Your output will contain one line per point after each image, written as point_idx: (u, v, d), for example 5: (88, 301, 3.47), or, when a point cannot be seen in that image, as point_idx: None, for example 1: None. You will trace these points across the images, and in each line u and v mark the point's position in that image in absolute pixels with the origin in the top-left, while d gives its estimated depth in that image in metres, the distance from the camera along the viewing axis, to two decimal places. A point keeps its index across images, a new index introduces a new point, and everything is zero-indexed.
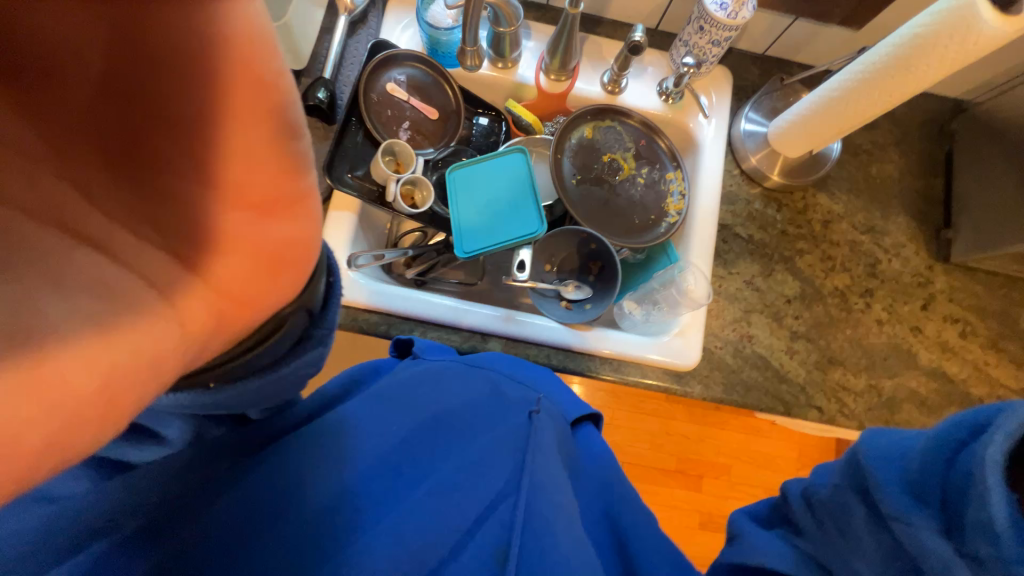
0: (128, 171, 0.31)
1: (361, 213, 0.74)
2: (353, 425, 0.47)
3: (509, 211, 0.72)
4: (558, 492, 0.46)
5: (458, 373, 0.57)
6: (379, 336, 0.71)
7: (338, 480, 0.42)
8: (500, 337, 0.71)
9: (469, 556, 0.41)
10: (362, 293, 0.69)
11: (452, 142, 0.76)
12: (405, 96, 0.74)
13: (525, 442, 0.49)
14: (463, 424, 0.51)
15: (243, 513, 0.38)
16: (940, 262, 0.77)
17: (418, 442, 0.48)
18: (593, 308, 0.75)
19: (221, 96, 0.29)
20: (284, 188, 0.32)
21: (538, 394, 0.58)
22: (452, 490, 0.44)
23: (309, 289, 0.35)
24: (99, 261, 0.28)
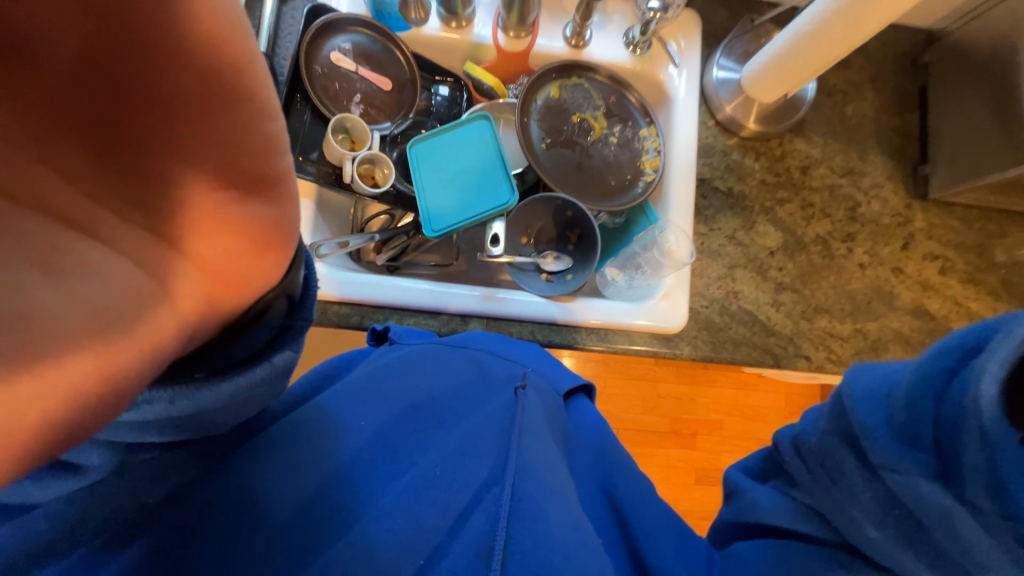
0: (101, 149, 0.28)
1: (320, 199, 0.69)
2: (329, 417, 0.43)
3: (477, 183, 0.68)
4: (548, 473, 0.44)
5: (436, 357, 0.52)
6: (354, 328, 0.67)
7: (307, 483, 0.39)
8: (481, 317, 0.68)
9: (455, 556, 0.38)
10: (330, 285, 0.65)
11: (412, 114, 0.71)
12: (352, 66, 0.68)
13: (511, 425, 0.47)
14: (443, 411, 0.48)
15: (208, 518, 0.35)
16: (917, 200, 0.76)
17: (395, 434, 0.44)
18: (575, 278, 0.73)
19: (208, 71, 0.27)
20: (266, 168, 0.30)
21: (523, 367, 0.55)
22: (434, 484, 0.41)
23: (289, 276, 0.32)
24: (87, 245, 0.26)
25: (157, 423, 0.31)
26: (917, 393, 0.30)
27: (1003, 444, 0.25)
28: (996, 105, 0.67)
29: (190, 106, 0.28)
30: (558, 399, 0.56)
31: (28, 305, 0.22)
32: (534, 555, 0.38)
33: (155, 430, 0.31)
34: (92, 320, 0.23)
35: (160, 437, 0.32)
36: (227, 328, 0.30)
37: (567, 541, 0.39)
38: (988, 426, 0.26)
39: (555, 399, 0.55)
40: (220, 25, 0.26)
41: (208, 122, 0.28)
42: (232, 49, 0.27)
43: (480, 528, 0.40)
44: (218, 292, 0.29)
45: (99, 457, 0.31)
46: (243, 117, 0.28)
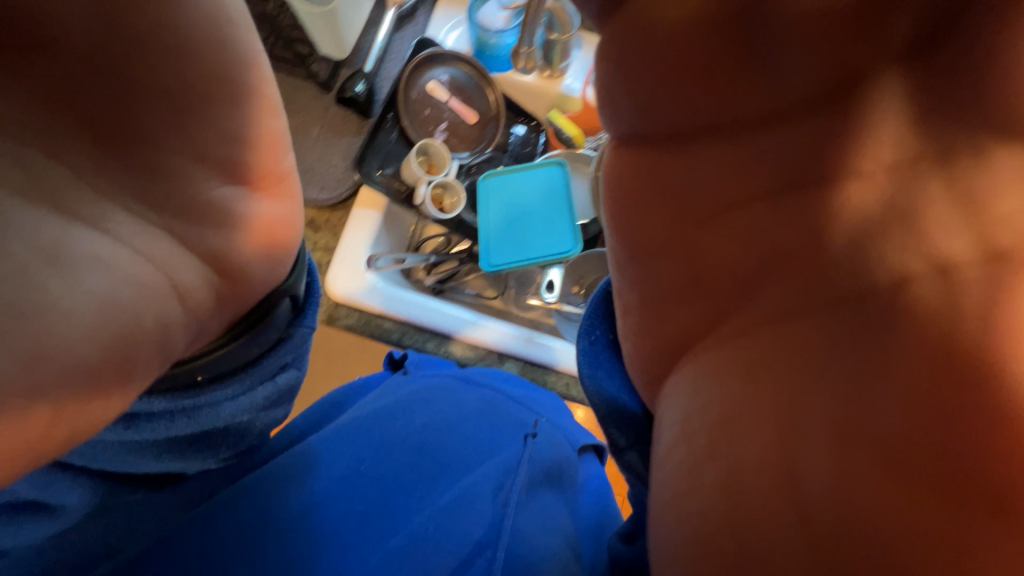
0: (116, 148, 0.28)
1: (388, 213, 0.71)
2: (319, 463, 0.45)
3: (541, 225, 0.68)
4: (543, 541, 0.42)
5: (446, 391, 0.53)
6: (391, 343, 0.69)
7: (303, 529, 0.41)
8: (518, 358, 0.68)
9: None
10: (377, 298, 0.66)
11: (488, 149, 0.73)
12: (445, 97, 0.72)
13: (510, 478, 0.45)
14: (449, 456, 0.47)
15: (200, 554, 0.40)
16: None
17: (387, 470, 0.45)
18: None
19: (218, 69, 0.29)
20: (273, 164, 0.33)
21: (537, 416, 0.53)
22: (423, 550, 0.40)
23: (293, 276, 0.36)
24: (98, 237, 0.25)
25: (155, 444, 0.37)
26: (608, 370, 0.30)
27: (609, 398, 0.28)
28: None
29: (206, 100, 0.29)
30: (569, 457, 0.52)
31: (34, 297, 0.22)
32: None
33: (152, 450, 0.37)
34: (102, 317, 0.24)
35: (155, 461, 0.38)
36: (233, 327, 0.34)
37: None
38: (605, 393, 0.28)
39: (569, 449, 0.53)
40: (233, 28, 0.29)
41: (220, 118, 0.30)
42: (238, 48, 0.29)
43: None
44: (225, 287, 0.31)
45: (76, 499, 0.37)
46: (251, 112, 0.31)
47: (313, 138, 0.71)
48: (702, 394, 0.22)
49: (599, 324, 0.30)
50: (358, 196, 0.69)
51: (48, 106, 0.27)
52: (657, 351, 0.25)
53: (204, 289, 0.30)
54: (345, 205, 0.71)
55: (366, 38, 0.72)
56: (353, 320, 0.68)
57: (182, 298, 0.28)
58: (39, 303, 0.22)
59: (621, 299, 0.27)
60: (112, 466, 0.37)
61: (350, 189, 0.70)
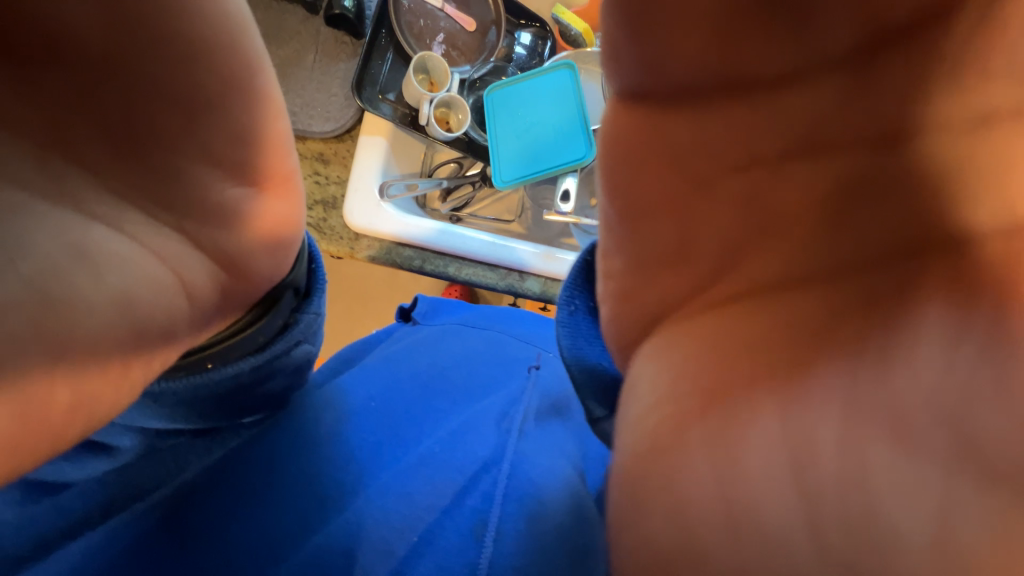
0: (130, 147, 0.32)
1: (397, 141, 0.69)
2: (338, 399, 0.51)
3: (553, 137, 0.65)
4: (545, 459, 0.47)
5: (454, 331, 0.60)
6: (414, 270, 0.70)
7: (322, 466, 0.46)
8: (538, 275, 0.69)
9: (450, 530, 0.41)
10: (390, 225, 0.66)
11: (492, 59, 0.69)
12: (439, 3, 0.68)
13: (506, 408, 0.51)
14: (458, 388, 0.54)
15: (227, 498, 0.44)
16: None
17: (398, 401, 0.51)
18: None
19: (226, 77, 0.31)
20: (281, 166, 0.35)
21: (538, 350, 0.61)
22: (433, 463, 0.46)
23: (294, 270, 0.40)
24: (117, 237, 0.29)
25: (181, 414, 0.40)
26: (583, 337, 0.35)
27: (590, 362, 0.34)
28: None
29: (207, 105, 0.31)
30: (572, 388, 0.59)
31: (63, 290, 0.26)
32: (522, 526, 0.42)
33: (185, 418, 0.41)
34: (120, 308, 0.27)
35: (184, 424, 0.42)
36: (249, 311, 0.38)
37: (563, 512, 0.43)
38: (586, 358, 0.34)
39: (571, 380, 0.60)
40: (233, 29, 0.30)
41: (220, 123, 0.32)
42: (245, 56, 0.31)
43: (474, 507, 0.43)
44: (231, 282, 0.35)
45: (129, 440, 0.43)
46: (257, 113, 0.33)
47: (310, 64, 0.68)
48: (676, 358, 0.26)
49: (579, 296, 0.35)
50: (363, 123, 0.67)
51: (72, 112, 0.31)
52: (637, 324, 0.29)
53: (209, 288, 0.33)
54: (351, 135, 0.69)
55: None
56: (375, 250, 0.68)
57: (189, 295, 0.32)
58: (62, 296, 0.25)
59: (608, 262, 0.31)
60: (148, 424, 0.40)
61: (354, 116, 0.68)
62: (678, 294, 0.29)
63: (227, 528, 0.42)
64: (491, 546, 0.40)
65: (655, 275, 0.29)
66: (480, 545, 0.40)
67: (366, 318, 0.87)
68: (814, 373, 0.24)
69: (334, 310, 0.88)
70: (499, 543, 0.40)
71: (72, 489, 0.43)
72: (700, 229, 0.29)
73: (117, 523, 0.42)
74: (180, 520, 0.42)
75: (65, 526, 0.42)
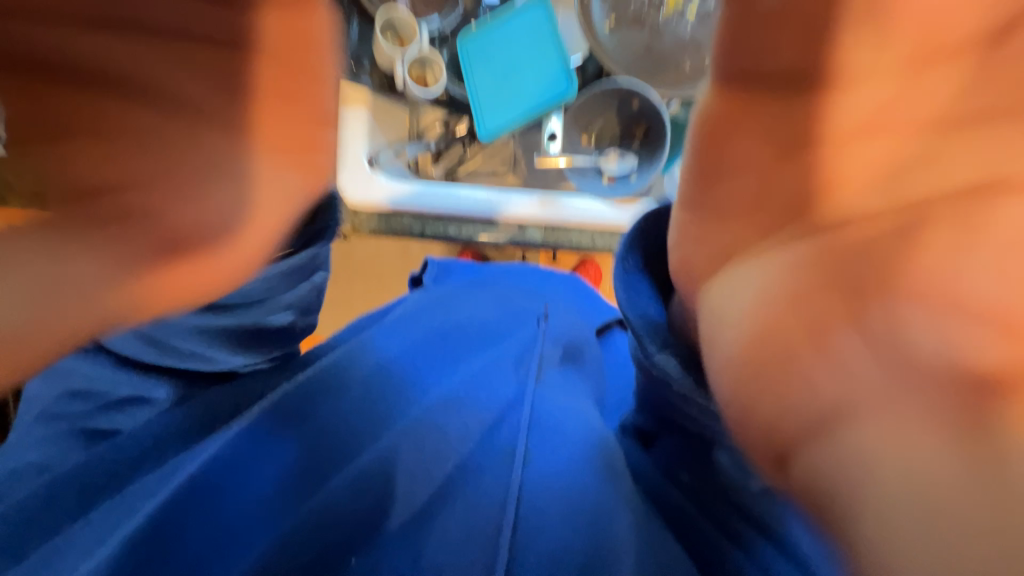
0: (177, 121, 0.43)
1: (378, 108, 0.68)
2: (357, 347, 0.51)
3: (534, 79, 0.63)
4: (566, 400, 0.49)
5: (465, 292, 0.62)
6: (415, 237, 0.69)
7: (345, 405, 0.46)
8: (538, 223, 0.68)
9: (482, 460, 0.44)
10: (383, 195, 0.67)
11: (459, 4, 0.66)
12: None
13: (523, 354, 0.54)
14: (473, 339, 0.56)
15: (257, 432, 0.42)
16: None
17: (419, 351, 0.53)
18: (638, 179, 0.67)
19: (290, 60, 0.45)
20: (305, 134, 0.45)
21: (544, 302, 0.62)
22: (454, 404, 0.47)
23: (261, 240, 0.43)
24: (225, 197, 0.41)
25: (215, 335, 0.47)
26: (640, 290, 0.36)
27: (644, 311, 0.35)
28: None
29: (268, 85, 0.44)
30: (583, 334, 0.61)
31: None
32: (552, 457, 0.44)
33: (220, 347, 0.47)
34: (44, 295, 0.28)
35: (213, 351, 0.47)
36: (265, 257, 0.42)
37: (583, 438, 0.45)
38: (644, 310, 0.35)
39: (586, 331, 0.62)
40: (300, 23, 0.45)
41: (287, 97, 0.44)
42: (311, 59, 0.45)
43: (506, 437, 0.46)
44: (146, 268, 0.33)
45: (161, 390, 0.46)
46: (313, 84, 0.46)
47: None
48: (759, 282, 0.30)
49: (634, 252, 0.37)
50: None
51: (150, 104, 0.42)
52: (711, 259, 0.32)
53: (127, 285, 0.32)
54: None
55: None
56: (376, 223, 0.68)
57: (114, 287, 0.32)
58: None
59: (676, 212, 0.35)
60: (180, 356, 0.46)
61: None
62: (742, 236, 0.32)
63: (254, 468, 0.41)
64: (523, 467, 0.42)
65: (725, 217, 0.33)
66: (512, 467, 0.43)
67: (388, 296, 0.89)
68: (868, 298, 0.28)
69: (355, 293, 0.89)
70: (531, 462, 0.43)
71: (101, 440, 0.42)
72: (757, 174, 0.33)
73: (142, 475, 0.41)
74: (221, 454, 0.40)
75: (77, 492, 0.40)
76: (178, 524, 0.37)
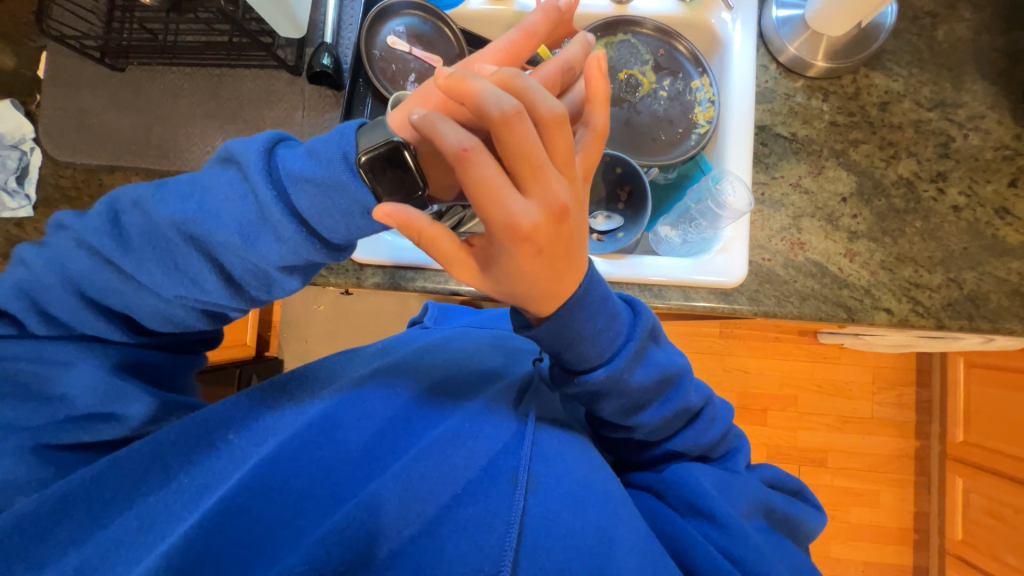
0: None
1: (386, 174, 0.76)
2: (362, 391, 0.52)
3: None
4: (561, 439, 0.52)
5: (462, 335, 0.66)
6: (415, 289, 0.73)
7: (350, 442, 0.48)
8: None
9: (483, 489, 0.46)
10: (384, 252, 0.72)
11: None
12: (406, 47, 0.74)
13: (523, 390, 0.56)
14: (474, 374, 0.57)
15: (274, 464, 0.45)
16: (1013, 142, 0.68)
17: (422, 390, 0.54)
18: (625, 236, 0.72)
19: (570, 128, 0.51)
20: None
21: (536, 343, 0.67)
22: (467, 430, 0.49)
23: (253, 196, 0.43)
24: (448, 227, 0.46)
25: (192, 306, 0.46)
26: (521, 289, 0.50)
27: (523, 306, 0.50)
28: (1004, 67, 0.70)
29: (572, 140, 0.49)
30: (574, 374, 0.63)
31: None
32: (552, 486, 0.46)
33: (189, 312, 0.47)
34: None
35: (186, 316, 0.47)
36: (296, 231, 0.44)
37: (578, 471, 0.48)
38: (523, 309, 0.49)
39: None
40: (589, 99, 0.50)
41: None
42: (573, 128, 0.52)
43: (507, 465, 0.47)
44: None
45: (138, 408, 0.46)
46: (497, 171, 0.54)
47: (299, 121, 0.74)
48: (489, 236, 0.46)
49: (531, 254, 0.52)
50: None
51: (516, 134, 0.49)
52: None
53: None
54: None
55: (319, 13, 0.75)
56: (380, 278, 0.72)
57: None
58: None
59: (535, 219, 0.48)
60: (148, 319, 0.46)
61: None
62: None
63: (253, 505, 0.43)
64: (524, 496, 0.45)
65: None
66: (514, 493, 0.45)
67: None
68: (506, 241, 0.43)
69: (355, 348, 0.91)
70: (531, 493, 0.45)
71: (93, 429, 0.46)
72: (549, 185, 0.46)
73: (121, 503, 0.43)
74: (249, 479, 0.44)
75: (62, 512, 0.41)
76: (205, 545, 0.40)
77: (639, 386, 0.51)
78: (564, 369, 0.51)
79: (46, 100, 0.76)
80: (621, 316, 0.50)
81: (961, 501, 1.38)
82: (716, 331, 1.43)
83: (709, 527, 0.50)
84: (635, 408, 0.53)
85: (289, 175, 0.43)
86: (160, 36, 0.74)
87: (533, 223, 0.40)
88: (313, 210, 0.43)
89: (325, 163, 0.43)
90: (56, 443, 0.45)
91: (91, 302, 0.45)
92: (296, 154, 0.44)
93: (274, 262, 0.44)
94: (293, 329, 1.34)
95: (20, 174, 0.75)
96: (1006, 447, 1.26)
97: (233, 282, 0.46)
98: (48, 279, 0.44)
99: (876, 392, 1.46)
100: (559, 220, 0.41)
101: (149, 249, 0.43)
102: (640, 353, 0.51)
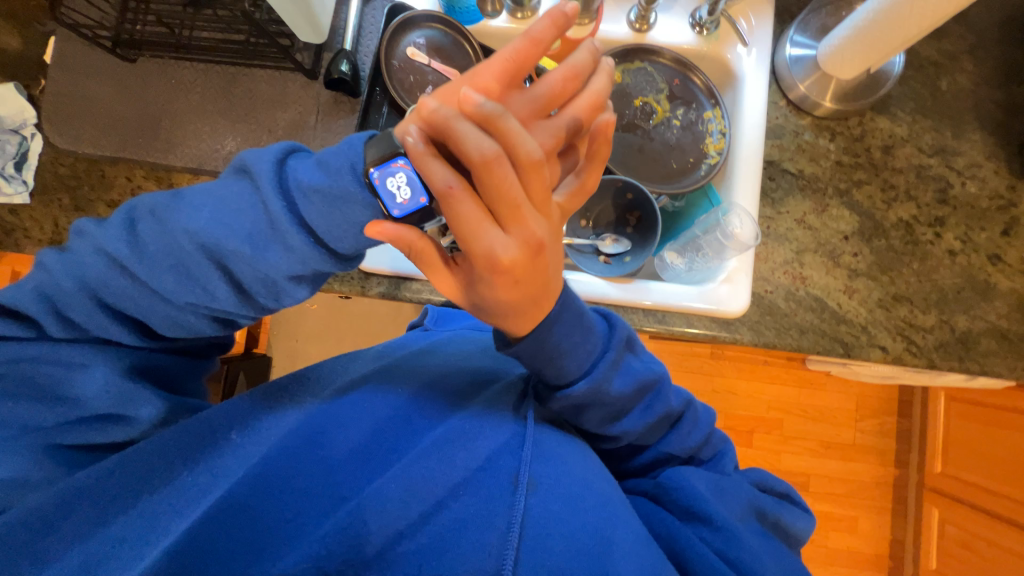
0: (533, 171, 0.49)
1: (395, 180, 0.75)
2: (364, 395, 0.51)
3: None
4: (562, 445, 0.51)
5: (461, 336, 0.66)
6: (417, 300, 0.73)
7: (348, 444, 0.47)
8: None
9: (481, 488, 0.45)
10: (387, 261, 0.72)
11: None
12: (426, 60, 0.74)
13: (523, 392, 0.56)
14: (474, 378, 0.57)
15: (274, 461, 0.44)
16: (1006, 193, 0.71)
17: (423, 391, 0.53)
18: (633, 260, 0.73)
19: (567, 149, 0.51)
20: None
21: None
22: (467, 431, 0.48)
23: (264, 205, 0.43)
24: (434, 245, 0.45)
25: (201, 310, 0.45)
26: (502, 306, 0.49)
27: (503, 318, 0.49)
28: (1001, 119, 0.73)
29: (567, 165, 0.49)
30: None
31: None
32: (553, 489, 0.46)
33: (198, 316, 0.46)
34: None
35: (196, 320, 0.46)
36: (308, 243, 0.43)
37: (580, 471, 0.48)
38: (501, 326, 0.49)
39: None
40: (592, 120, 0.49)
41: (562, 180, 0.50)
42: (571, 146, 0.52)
43: (509, 464, 0.47)
44: None
45: (146, 412, 0.45)
46: None
47: (313, 125, 0.73)
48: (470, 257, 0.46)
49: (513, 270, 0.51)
50: None
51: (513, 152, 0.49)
52: None
53: None
54: None
55: (340, 18, 0.75)
56: (384, 287, 0.72)
57: None
58: None
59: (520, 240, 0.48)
60: (156, 322, 0.45)
61: None
62: None
63: (251, 506, 0.42)
64: (525, 496, 0.44)
65: None
66: (515, 493, 0.45)
67: None
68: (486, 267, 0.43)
69: None
70: (534, 493, 0.45)
71: (96, 431, 0.44)
72: None
73: (122, 506, 0.42)
74: (247, 479, 0.43)
75: (61, 517, 0.40)
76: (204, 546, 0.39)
77: (619, 395, 0.52)
78: (547, 385, 0.52)
79: (49, 85, 0.74)
80: (597, 329, 0.50)
81: (935, 530, 1.41)
82: (707, 352, 1.45)
83: (705, 531, 0.50)
84: (629, 419, 0.54)
85: (300, 187, 0.43)
86: (175, 31, 0.73)
87: (511, 259, 0.39)
88: (324, 223, 0.43)
89: (333, 173, 0.43)
90: (59, 445, 0.43)
91: (101, 303, 0.44)
92: (306, 164, 0.44)
93: (282, 271, 0.44)
94: (285, 329, 1.32)
95: (18, 160, 0.73)
96: (981, 480, 1.30)
97: (243, 291, 0.45)
98: (63, 280, 0.43)
99: (858, 420, 1.50)
100: (536, 255, 0.40)
101: (157, 253, 0.43)
102: (617, 362, 0.51)
